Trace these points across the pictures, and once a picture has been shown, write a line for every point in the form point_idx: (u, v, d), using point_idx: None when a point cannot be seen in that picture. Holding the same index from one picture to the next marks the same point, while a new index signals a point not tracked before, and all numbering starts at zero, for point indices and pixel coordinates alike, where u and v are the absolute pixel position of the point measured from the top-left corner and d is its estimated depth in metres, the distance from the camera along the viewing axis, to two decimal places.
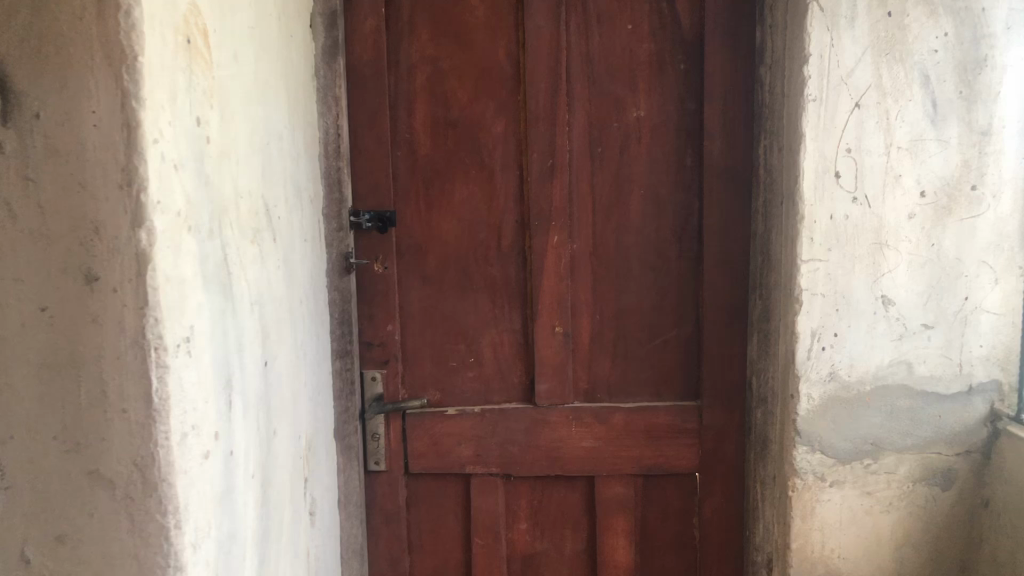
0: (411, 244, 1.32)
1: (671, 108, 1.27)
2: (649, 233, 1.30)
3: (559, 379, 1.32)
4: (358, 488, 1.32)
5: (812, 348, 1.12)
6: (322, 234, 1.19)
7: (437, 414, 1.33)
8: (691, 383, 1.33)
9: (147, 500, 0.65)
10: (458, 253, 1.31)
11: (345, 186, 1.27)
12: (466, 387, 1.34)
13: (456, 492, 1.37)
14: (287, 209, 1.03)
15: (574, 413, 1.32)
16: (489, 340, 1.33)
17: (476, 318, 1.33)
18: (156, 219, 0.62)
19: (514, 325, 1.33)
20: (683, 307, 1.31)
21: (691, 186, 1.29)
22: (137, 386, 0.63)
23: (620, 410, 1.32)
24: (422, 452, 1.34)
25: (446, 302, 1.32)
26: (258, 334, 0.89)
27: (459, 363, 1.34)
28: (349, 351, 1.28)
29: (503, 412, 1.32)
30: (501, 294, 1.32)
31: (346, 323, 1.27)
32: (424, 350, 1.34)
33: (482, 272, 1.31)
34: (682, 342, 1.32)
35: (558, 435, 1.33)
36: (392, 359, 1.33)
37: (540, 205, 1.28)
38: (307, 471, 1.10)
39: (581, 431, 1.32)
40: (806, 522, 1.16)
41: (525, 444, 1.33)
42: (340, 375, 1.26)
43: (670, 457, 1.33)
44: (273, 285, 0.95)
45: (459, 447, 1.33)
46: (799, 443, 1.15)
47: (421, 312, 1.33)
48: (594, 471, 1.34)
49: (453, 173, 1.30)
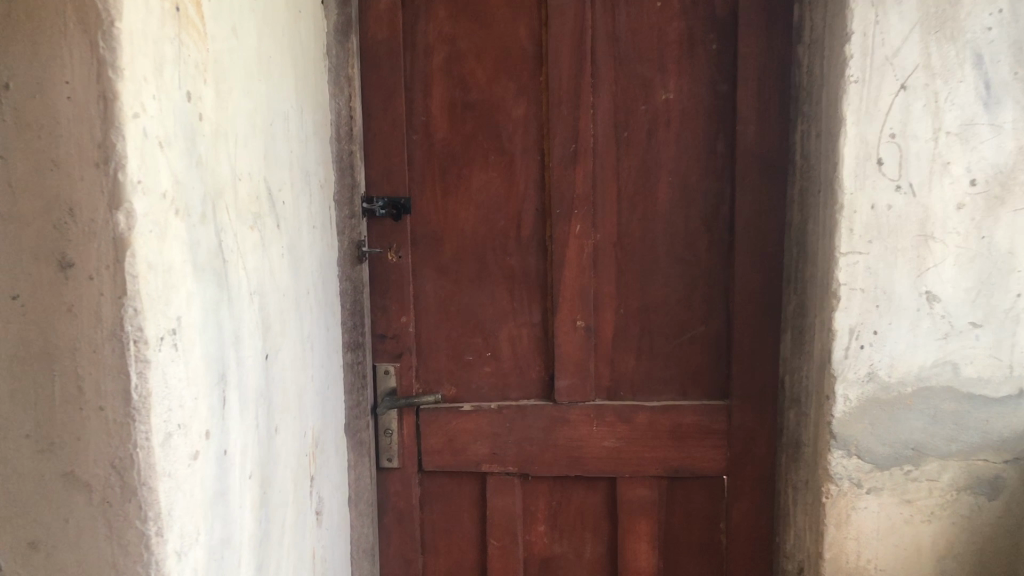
0: (427, 233, 1.26)
1: (702, 91, 1.20)
2: (677, 223, 1.23)
3: (580, 375, 1.26)
4: (369, 485, 1.27)
5: (849, 347, 1.06)
6: (333, 221, 1.14)
7: (452, 410, 1.28)
8: (719, 381, 1.26)
9: (125, 505, 0.60)
10: (475, 242, 1.26)
11: (358, 171, 1.21)
12: (482, 382, 1.28)
13: (472, 491, 1.31)
14: (293, 194, 0.97)
15: (595, 412, 1.26)
16: (507, 334, 1.27)
17: (495, 311, 1.27)
18: (136, 201, 0.57)
19: (533, 319, 1.27)
20: (712, 301, 1.25)
21: (722, 173, 1.22)
22: (114, 382, 0.58)
23: (644, 409, 1.26)
24: (436, 450, 1.29)
25: (463, 294, 1.27)
26: (259, 325, 0.84)
27: (476, 358, 1.28)
28: (361, 343, 1.23)
29: (521, 409, 1.27)
30: (520, 285, 1.26)
31: (358, 314, 1.22)
32: (439, 344, 1.28)
33: (501, 262, 1.26)
34: (710, 338, 1.25)
35: (578, 434, 1.27)
36: (406, 352, 1.27)
37: (562, 193, 1.22)
38: (313, 469, 1.05)
39: (603, 430, 1.26)
40: (840, 530, 1.10)
41: (544, 443, 1.27)
42: (352, 369, 1.21)
43: (697, 459, 1.26)
44: (277, 276, 0.90)
45: (475, 445, 1.28)
46: (834, 447, 1.08)
47: (436, 304, 1.27)
48: (615, 472, 1.27)
49: (471, 158, 1.24)
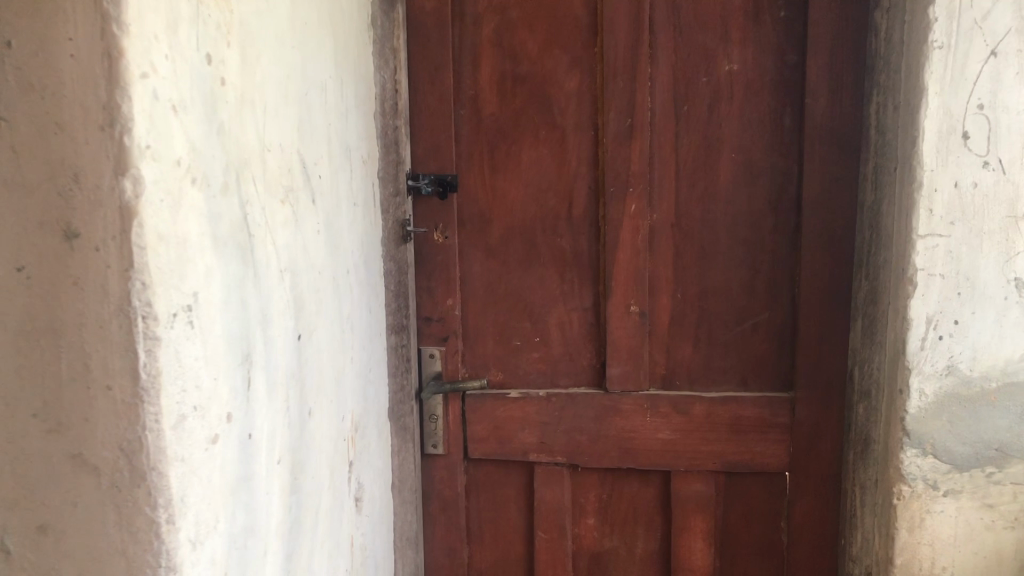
0: (474, 212, 1.21)
1: (768, 62, 1.12)
2: (740, 204, 1.16)
3: (633, 363, 1.20)
4: (414, 472, 1.23)
5: (926, 337, 0.97)
6: (377, 199, 1.10)
7: (499, 397, 1.23)
8: (783, 372, 1.19)
9: (135, 491, 0.56)
10: (525, 223, 1.20)
11: (403, 148, 1.17)
12: (531, 368, 1.23)
13: (519, 481, 1.26)
14: (332, 168, 0.93)
15: (649, 402, 1.20)
16: (557, 318, 1.22)
17: (544, 294, 1.21)
18: (144, 167, 0.54)
19: (584, 303, 1.21)
20: (776, 287, 1.17)
21: (789, 150, 1.14)
22: (123, 360, 0.55)
23: (701, 400, 1.19)
24: (482, 437, 1.24)
25: (511, 276, 1.21)
26: (291, 305, 0.80)
27: (524, 343, 1.23)
28: (406, 326, 1.19)
29: (571, 398, 1.21)
30: (571, 268, 1.20)
31: (402, 296, 1.18)
32: (486, 328, 1.23)
33: (551, 244, 1.20)
34: (773, 326, 1.18)
35: (630, 424, 1.21)
36: (452, 335, 1.23)
37: (616, 170, 1.15)
38: (353, 454, 1.01)
39: (657, 421, 1.20)
40: (913, 535, 1.01)
41: (595, 433, 1.22)
42: (396, 352, 1.17)
43: (757, 454, 1.19)
44: (312, 254, 0.86)
45: (522, 433, 1.23)
46: (906, 446, 1.00)
47: (483, 286, 1.22)
48: (670, 465, 1.21)
49: (521, 134, 1.18)
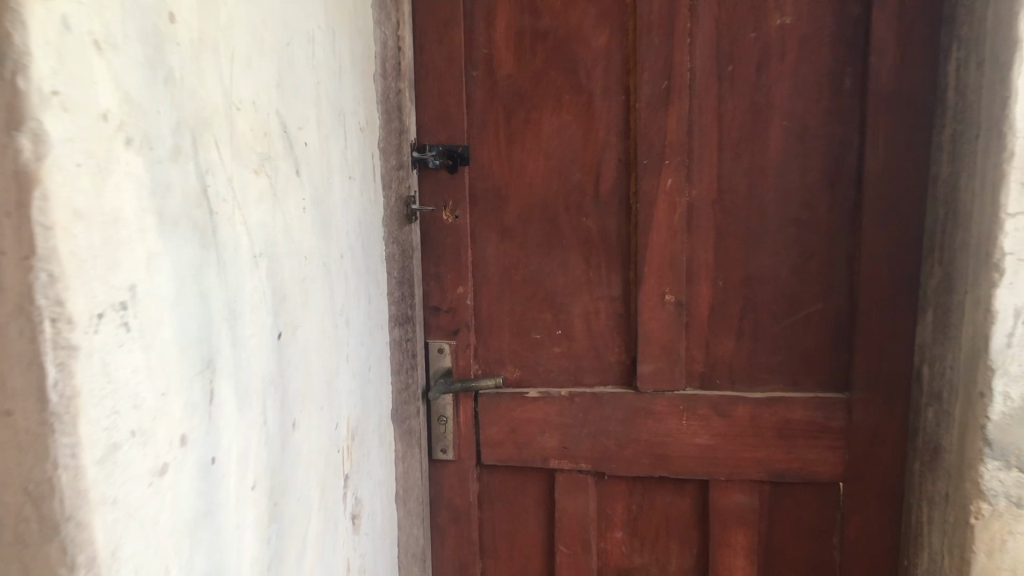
0: (488, 188, 1.07)
1: (827, 14, 0.97)
2: (792, 178, 1.01)
3: (668, 359, 1.06)
4: (420, 481, 1.10)
5: (1015, 332, 0.83)
6: (378, 173, 0.96)
7: (516, 397, 1.09)
8: (838, 370, 1.05)
9: (47, 548, 0.42)
10: (545, 200, 1.06)
11: (407, 115, 1.03)
12: (552, 365, 1.10)
13: (538, 490, 1.13)
14: (321, 134, 0.80)
15: (686, 403, 1.06)
16: (582, 308, 1.08)
17: (567, 282, 1.07)
18: (47, 118, 0.40)
19: (612, 291, 1.07)
20: (832, 273, 1.03)
21: (850, 116, 0.99)
22: (25, 378, 0.41)
23: (744, 402, 1.05)
24: (497, 442, 1.11)
25: (530, 262, 1.07)
26: (268, 297, 0.67)
27: (545, 336, 1.09)
28: (411, 317, 1.06)
29: (597, 398, 1.08)
30: (598, 252, 1.06)
31: (407, 283, 1.04)
32: (502, 319, 1.09)
33: (576, 224, 1.06)
34: (828, 318, 1.04)
35: (664, 428, 1.07)
36: (463, 328, 1.09)
37: (651, 140, 1.01)
38: (348, 466, 0.88)
39: (694, 425, 1.07)
40: (992, 560, 0.87)
41: (625, 438, 1.08)
42: (399, 347, 1.03)
43: (808, 462, 1.06)
44: (295, 236, 0.72)
45: (542, 438, 1.10)
46: (988, 458, 0.86)
47: (498, 272, 1.08)
48: (708, 474, 1.08)
49: (541, 99, 1.04)
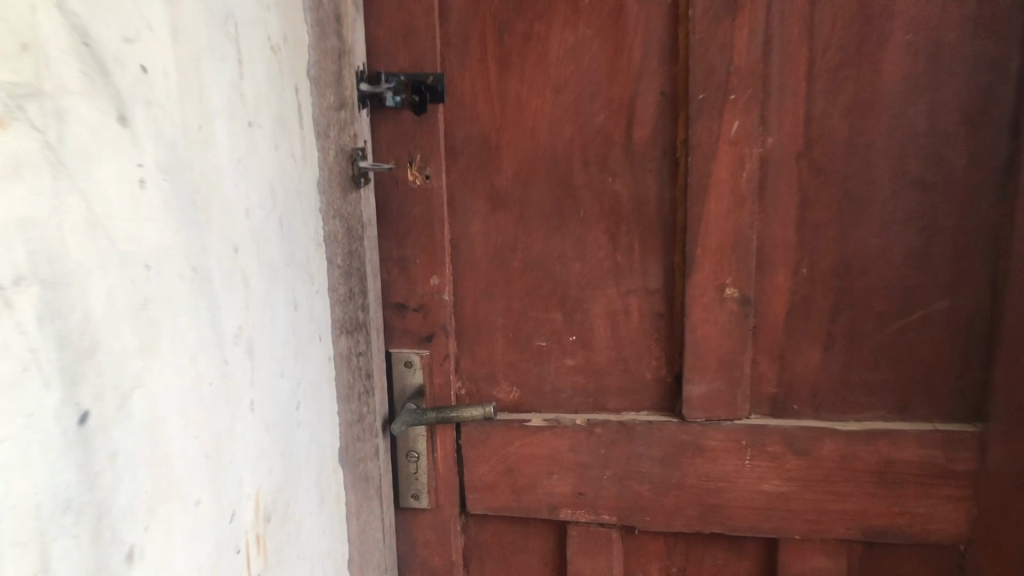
0: (472, 137, 0.75)
1: None
2: (916, 120, 0.69)
3: (727, 378, 0.76)
4: (383, 541, 0.80)
5: None
6: (301, 114, 0.64)
7: (513, 427, 0.79)
8: (967, 394, 0.74)
9: None
10: (554, 153, 0.74)
11: (353, 30, 0.71)
12: (563, 383, 0.79)
13: (544, 546, 0.84)
14: (185, 54, 0.48)
15: (751, 437, 0.77)
16: (605, 306, 0.77)
17: (585, 270, 0.76)
18: None
19: (648, 282, 0.76)
20: (966, 259, 0.71)
21: (1009, 27, 0.66)
22: None
23: (833, 436, 0.76)
24: (488, 486, 0.81)
25: (531, 241, 0.76)
26: (46, 358, 0.36)
27: (553, 344, 0.78)
28: (365, 321, 0.75)
29: (627, 429, 0.78)
30: (629, 227, 0.75)
31: (356, 273, 0.73)
32: (493, 321, 0.78)
33: (598, 187, 0.74)
34: (957, 322, 0.73)
35: (719, 470, 0.78)
36: (438, 332, 0.78)
37: (711, 65, 0.69)
38: (257, 566, 0.58)
39: (761, 467, 0.78)
40: None
41: (664, 484, 0.79)
42: (347, 365, 0.73)
43: (919, 517, 0.76)
44: (117, 233, 0.41)
45: (550, 480, 0.80)
46: None
47: (487, 256, 0.77)
48: (778, 531, 0.79)
49: (548, 6, 0.71)
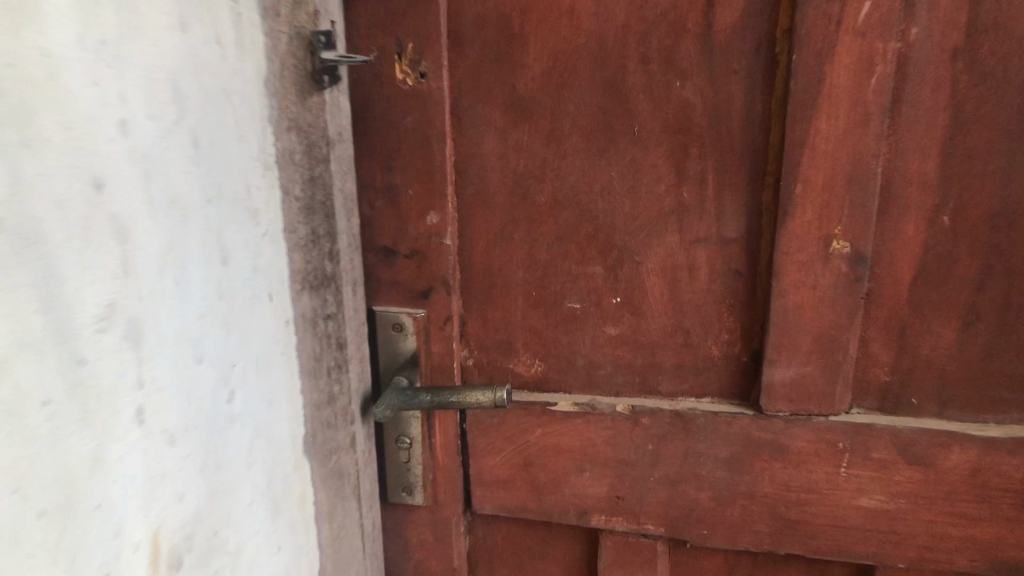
0: (486, 20, 0.54)
1: None
2: None
3: (824, 361, 0.56)
4: (366, 549, 0.63)
5: None
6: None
7: (535, 411, 0.61)
8: None
9: None
10: (599, 44, 0.53)
11: None
12: (601, 358, 0.60)
13: (570, 555, 0.66)
14: None
15: (851, 439, 0.58)
16: (663, 259, 0.57)
17: (637, 209, 0.56)
18: None
19: (723, 229, 0.56)
20: None
21: None
22: None
23: (965, 444, 0.56)
24: (500, 483, 0.63)
25: (565, 168, 0.56)
26: None
27: (589, 307, 0.59)
28: (336, 274, 0.56)
29: (684, 422, 0.59)
30: (702, 151, 0.54)
31: (321, 208, 0.54)
32: (511, 273, 0.59)
33: (660, 95, 0.53)
34: None
35: (805, 479, 0.59)
36: (438, 287, 0.59)
37: None
38: None
39: (860, 478, 0.58)
40: None
41: (730, 492, 0.60)
42: (311, 332, 0.54)
43: None
44: None
45: (580, 479, 0.62)
46: None
47: (505, 187, 0.57)
48: (878, 559, 0.60)
49: None
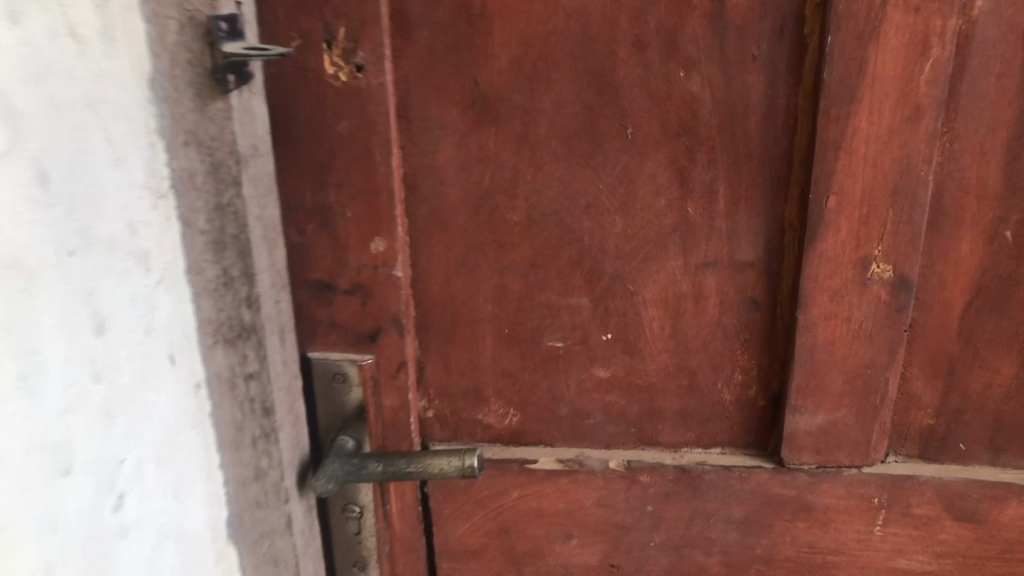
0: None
1: None
2: None
3: (857, 406, 0.47)
4: None
5: None
6: None
7: (512, 471, 0.50)
8: None
9: None
10: (582, 25, 0.42)
11: None
12: (589, 405, 0.50)
13: None
14: None
15: (888, 495, 0.49)
16: (663, 288, 0.46)
17: (631, 229, 0.45)
18: None
19: (736, 251, 0.45)
20: None
21: None
22: None
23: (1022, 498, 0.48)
24: (471, 553, 0.53)
25: (541, 180, 0.45)
26: None
27: (574, 347, 0.48)
28: (257, 322, 0.44)
29: (690, 479, 0.49)
30: (711, 157, 0.43)
31: (233, 242, 0.42)
32: (478, 309, 0.48)
33: (659, 88, 0.42)
34: None
35: (832, 540, 0.50)
36: (388, 328, 0.48)
37: None
38: None
39: (898, 538, 0.49)
40: None
41: (743, 556, 0.51)
42: (227, 397, 0.43)
43: None
44: None
45: (566, 547, 0.52)
46: None
47: (467, 205, 0.46)
48: None
49: None
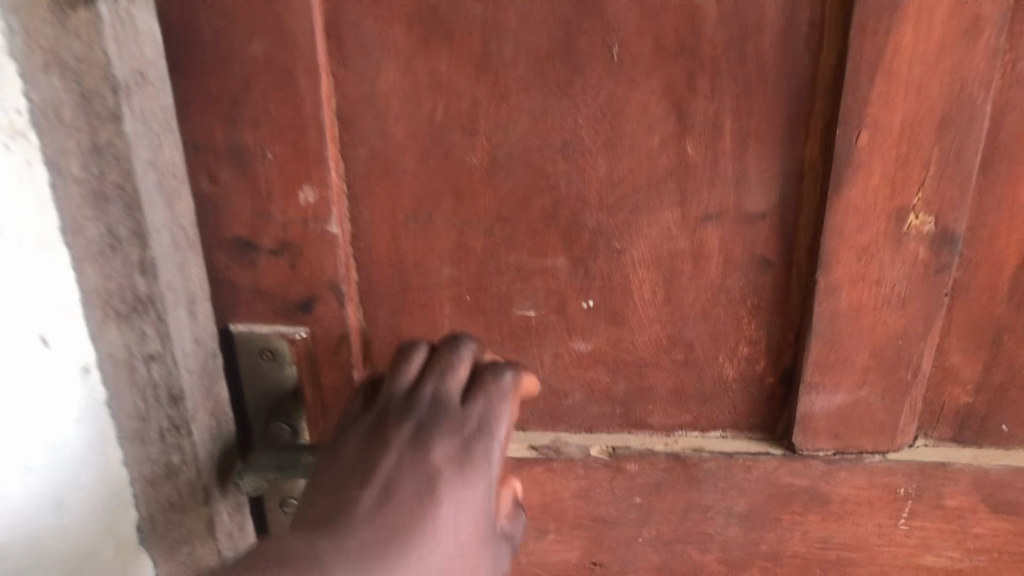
0: None
1: None
2: None
3: (885, 385, 0.39)
4: None
5: None
6: None
7: None
8: None
9: None
10: None
11: None
12: (567, 384, 0.42)
13: None
14: None
15: (916, 485, 0.42)
16: (656, 246, 0.39)
17: (617, 174, 0.37)
18: None
19: (744, 201, 0.37)
20: None
21: None
22: None
23: None
24: None
25: (506, 115, 0.36)
26: None
27: (549, 315, 0.41)
28: (156, 296, 0.35)
29: (685, 469, 0.43)
30: (716, 83, 0.35)
31: (116, 196, 0.33)
32: (434, 272, 0.40)
33: None
34: None
35: (849, 536, 0.43)
36: (326, 296, 0.40)
37: None
38: None
39: (926, 532, 0.43)
40: None
41: (746, 553, 0.44)
42: (119, 381, 0.36)
43: None
44: None
45: (542, 543, 0.45)
46: None
47: (416, 146, 0.37)
48: None
49: None
